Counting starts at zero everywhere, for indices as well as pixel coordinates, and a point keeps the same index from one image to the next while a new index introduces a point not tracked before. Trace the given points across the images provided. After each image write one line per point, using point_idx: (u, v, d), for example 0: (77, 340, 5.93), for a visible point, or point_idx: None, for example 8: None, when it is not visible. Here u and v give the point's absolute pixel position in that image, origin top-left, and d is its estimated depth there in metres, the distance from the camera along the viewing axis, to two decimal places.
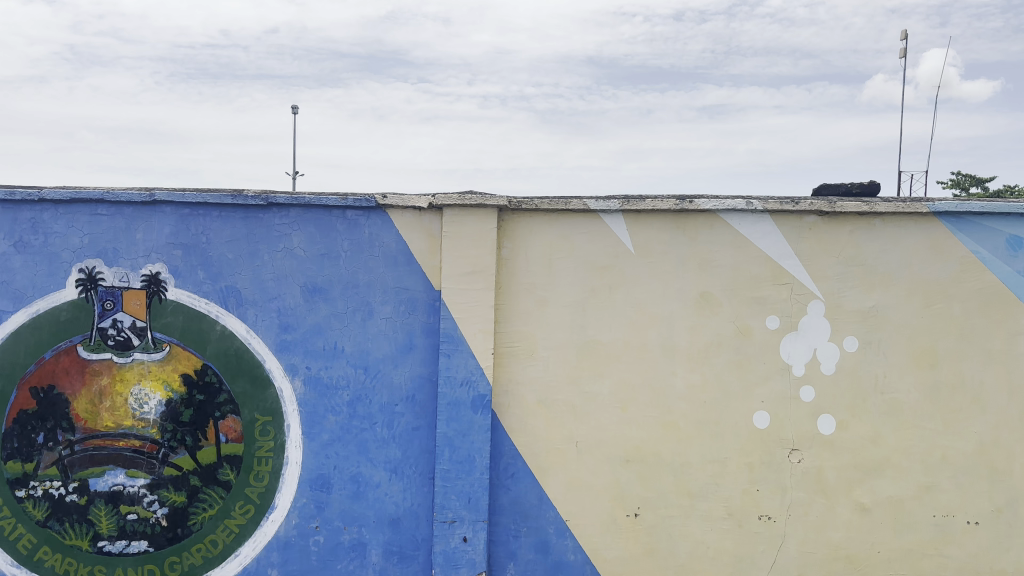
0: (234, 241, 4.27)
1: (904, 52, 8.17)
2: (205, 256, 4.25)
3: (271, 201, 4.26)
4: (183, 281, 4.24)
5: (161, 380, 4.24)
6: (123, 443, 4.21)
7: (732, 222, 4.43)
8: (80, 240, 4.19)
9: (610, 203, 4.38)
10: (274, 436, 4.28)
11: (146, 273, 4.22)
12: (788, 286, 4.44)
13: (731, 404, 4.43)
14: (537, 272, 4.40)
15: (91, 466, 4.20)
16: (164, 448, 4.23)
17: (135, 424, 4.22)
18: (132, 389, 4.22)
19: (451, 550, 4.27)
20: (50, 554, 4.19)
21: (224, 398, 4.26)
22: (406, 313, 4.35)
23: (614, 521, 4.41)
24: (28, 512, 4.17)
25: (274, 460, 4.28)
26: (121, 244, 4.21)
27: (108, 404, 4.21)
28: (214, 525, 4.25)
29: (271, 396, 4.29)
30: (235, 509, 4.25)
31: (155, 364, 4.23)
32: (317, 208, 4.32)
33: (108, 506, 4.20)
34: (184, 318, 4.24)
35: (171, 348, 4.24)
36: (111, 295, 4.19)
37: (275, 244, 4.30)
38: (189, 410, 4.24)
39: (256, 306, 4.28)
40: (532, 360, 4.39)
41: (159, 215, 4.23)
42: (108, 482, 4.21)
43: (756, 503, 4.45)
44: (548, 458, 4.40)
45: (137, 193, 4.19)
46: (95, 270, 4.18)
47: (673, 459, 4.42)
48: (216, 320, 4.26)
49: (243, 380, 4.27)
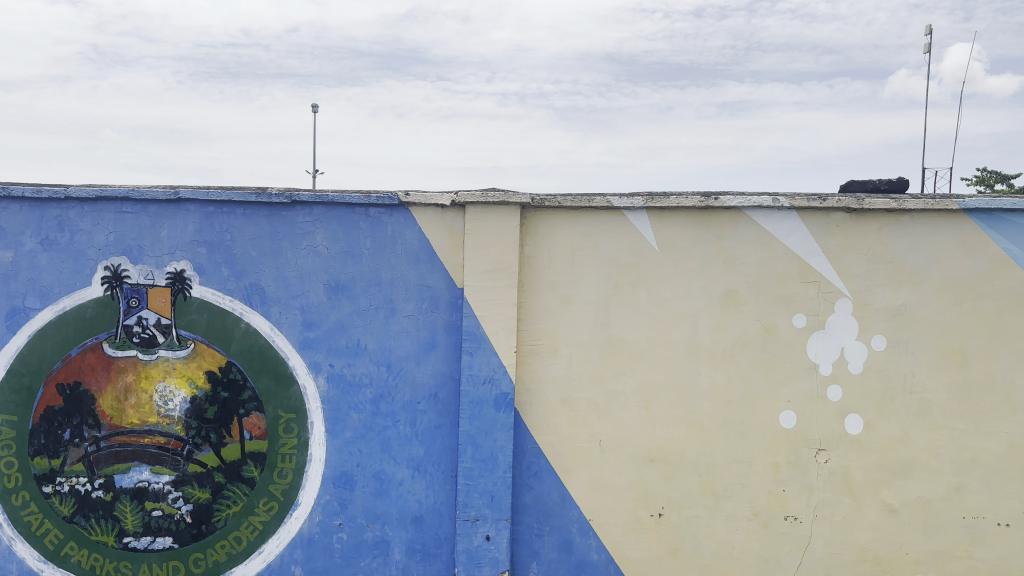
0: (258, 238, 4.28)
1: (930, 47, 8.05)
2: (229, 254, 4.26)
3: (295, 198, 4.26)
4: (208, 279, 4.25)
5: (185, 377, 4.25)
6: (148, 439, 4.24)
7: (758, 219, 4.38)
8: (105, 238, 4.22)
9: (634, 200, 4.34)
10: (298, 433, 4.29)
11: (171, 271, 4.23)
12: (815, 284, 4.38)
13: (757, 404, 4.38)
14: (560, 270, 4.37)
15: (116, 463, 4.22)
16: (189, 445, 4.24)
17: (160, 420, 4.24)
18: (157, 386, 4.24)
19: (474, 549, 4.26)
20: (76, 549, 4.22)
21: (249, 395, 4.27)
22: (429, 311, 4.34)
23: (638, 521, 4.38)
24: (54, 508, 4.20)
25: (297, 458, 4.28)
26: (146, 242, 4.23)
27: (134, 401, 4.23)
28: (238, 522, 4.26)
29: (295, 393, 4.29)
30: (259, 506, 4.26)
31: (180, 361, 4.25)
32: (340, 206, 4.32)
33: (133, 502, 4.22)
34: (208, 315, 4.25)
35: (196, 345, 4.25)
36: (136, 293, 4.21)
37: (298, 242, 4.30)
38: (213, 407, 4.25)
39: (280, 304, 4.29)
40: (554, 358, 4.36)
41: (184, 213, 4.24)
42: (134, 478, 4.23)
43: (782, 503, 4.39)
44: (571, 457, 4.37)
45: (161, 190, 4.21)
46: (120, 267, 4.21)
47: (698, 458, 4.38)
48: (240, 317, 4.27)
49: (267, 377, 4.28)
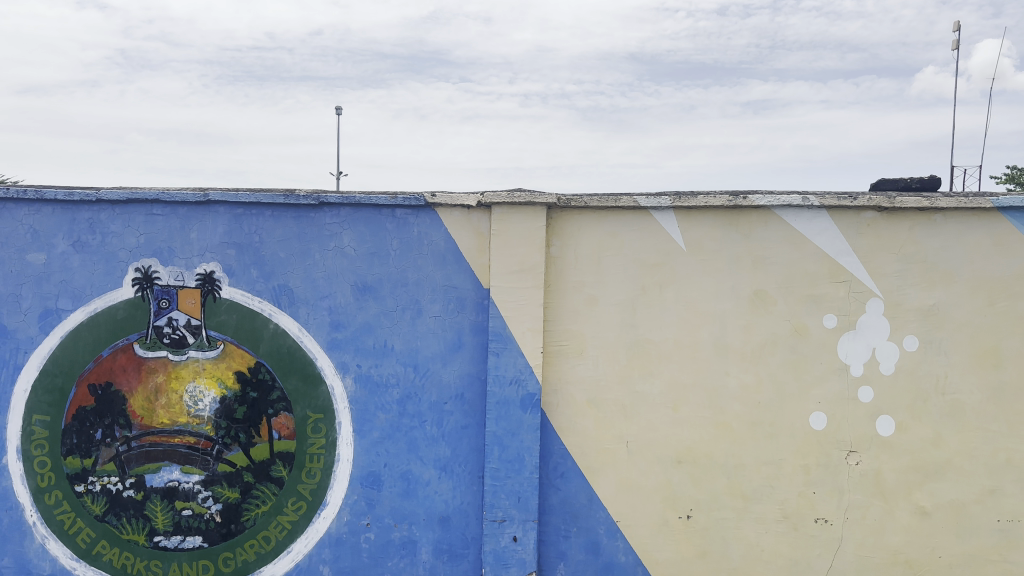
0: (286, 240, 4.31)
1: (958, 44, 7.95)
2: (258, 255, 4.30)
3: (323, 200, 4.29)
4: (237, 280, 4.29)
5: (215, 377, 4.29)
6: (178, 439, 4.27)
7: (787, 218, 4.34)
8: (136, 240, 4.26)
9: (661, 200, 4.31)
10: (326, 433, 4.31)
11: (200, 272, 4.27)
12: (846, 284, 4.33)
13: (786, 405, 4.33)
14: (586, 270, 4.36)
15: (147, 463, 4.27)
16: (218, 445, 4.28)
17: (190, 421, 4.28)
18: (187, 387, 4.28)
19: (501, 550, 4.25)
20: (108, 548, 4.26)
21: (277, 395, 4.30)
22: (455, 312, 4.34)
23: (666, 523, 4.35)
24: (86, 507, 4.25)
25: (325, 458, 4.30)
26: (176, 244, 4.27)
27: (164, 401, 4.27)
28: (267, 522, 4.29)
29: (323, 393, 4.31)
30: (288, 506, 4.28)
31: (210, 362, 4.29)
32: (366, 208, 4.34)
33: (163, 502, 4.26)
34: (237, 316, 4.29)
35: (225, 346, 4.29)
36: (166, 294, 4.26)
37: (326, 244, 4.32)
38: (242, 407, 4.29)
39: (308, 305, 4.31)
40: (581, 359, 4.35)
41: (213, 215, 4.28)
42: (164, 478, 4.27)
43: (812, 505, 4.35)
44: (598, 458, 4.35)
45: (191, 193, 4.24)
46: (150, 269, 4.25)
47: (727, 460, 4.34)
48: (269, 318, 4.30)
49: (295, 377, 4.30)
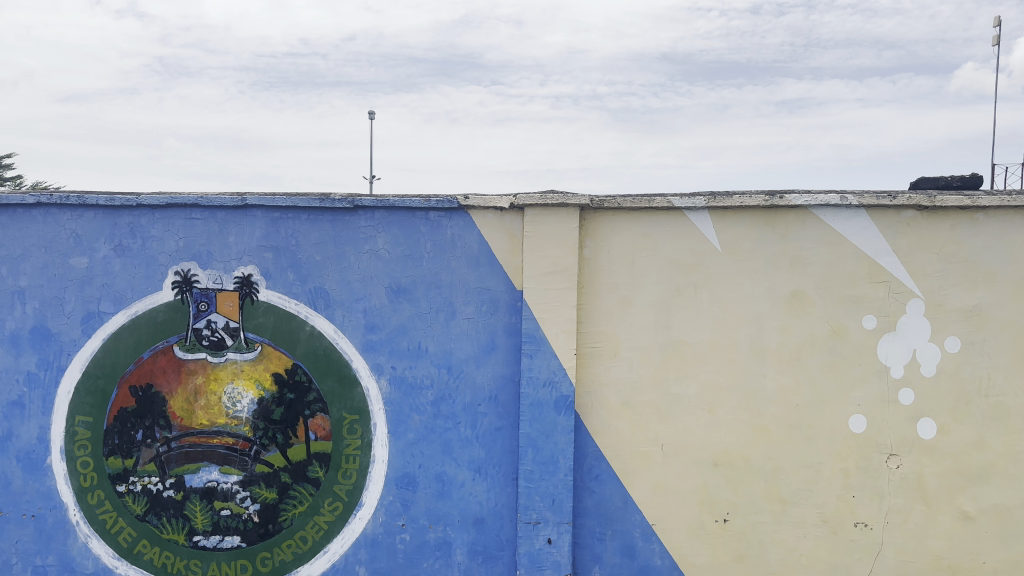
0: (322, 243, 4.35)
1: (999, 39, 7.75)
2: (294, 258, 4.34)
3: (357, 203, 4.32)
4: (274, 283, 4.34)
5: (253, 379, 4.34)
6: (217, 440, 4.34)
7: (825, 218, 4.28)
8: (175, 244, 4.33)
9: (695, 200, 4.28)
10: (361, 434, 4.34)
11: (239, 275, 4.33)
12: (885, 284, 4.27)
13: (824, 408, 4.27)
14: (620, 271, 4.33)
15: (186, 463, 4.33)
16: (256, 445, 4.33)
17: (228, 422, 4.34)
18: (226, 388, 4.34)
19: (536, 552, 4.24)
20: (149, 547, 4.33)
21: (314, 396, 4.34)
22: (488, 313, 4.35)
23: (702, 526, 4.31)
24: (128, 506, 4.32)
25: (361, 459, 4.33)
26: (215, 247, 4.33)
27: (203, 402, 4.33)
28: (304, 522, 4.33)
29: (358, 395, 4.35)
30: (324, 506, 4.32)
31: (248, 364, 4.34)
32: (400, 211, 4.36)
33: (203, 502, 4.33)
34: (275, 318, 4.34)
35: (263, 348, 4.34)
36: (205, 297, 4.32)
37: (360, 246, 4.35)
38: (280, 409, 4.33)
39: (343, 307, 4.35)
40: (614, 361, 4.33)
41: (250, 219, 4.34)
42: (203, 478, 4.33)
43: (852, 509, 4.28)
44: (633, 460, 4.33)
45: (229, 198, 4.31)
46: (190, 272, 4.32)
47: (764, 464, 4.29)
48: (305, 320, 4.34)
49: (331, 379, 4.34)
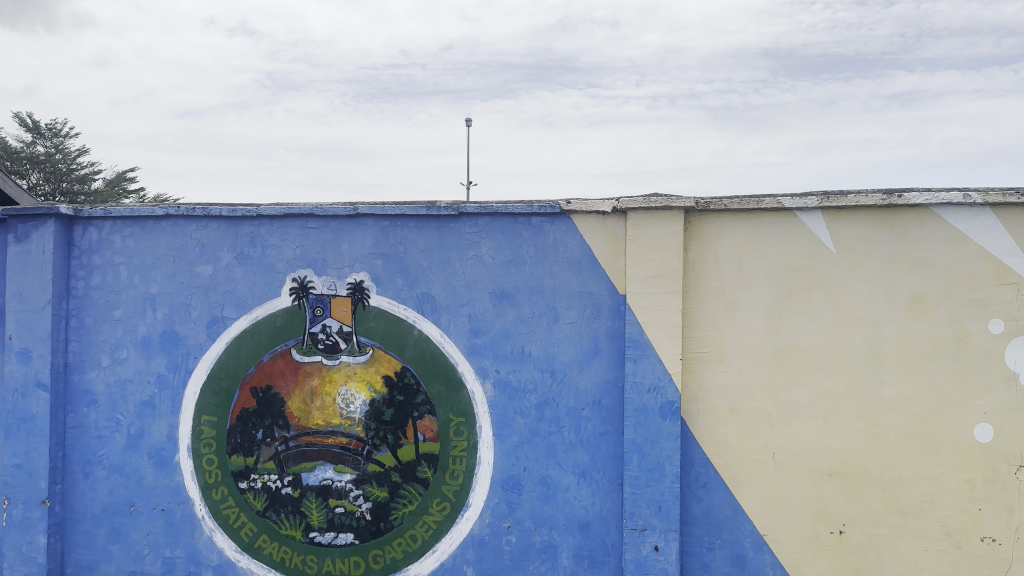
0: (428, 250, 4.47)
1: None
2: (402, 265, 4.48)
3: (461, 210, 4.41)
4: (384, 288, 4.49)
5: (365, 381, 4.51)
6: (332, 440, 4.51)
7: (946, 217, 4.07)
8: (292, 252, 4.54)
9: (806, 200, 4.15)
10: (467, 436, 4.43)
11: (351, 281, 4.50)
12: (1014, 286, 4.01)
13: (947, 416, 4.06)
14: (727, 275, 4.25)
15: (303, 461, 4.52)
16: (368, 445, 4.48)
17: (342, 422, 4.51)
18: (340, 390, 4.52)
19: (643, 558, 4.21)
20: (269, 542, 4.50)
21: (422, 398, 4.46)
22: (591, 318, 4.35)
23: (816, 537, 4.17)
24: (249, 502, 4.51)
25: (467, 460, 4.42)
26: (329, 255, 4.52)
27: (319, 403, 4.52)
28: (414, 521, 4.45)
29: (464, 397, 4.44)
30: (433, 506, 4.43)
31: (360, 366, 4.51)
32: (503, 217, 4.43)
33: (319, 499, 4.51)
34: (385, 323, 4.49)
35: (374, 351, 4.50)
36: (320, 303, 4.52)
37: (465, 252, 4.45)
38: (390, 410, 4.48)
39: (449, 312, 4.45)
40: (722, 367, 4.25)
41: (362, 228, 4.51)
42: (318, 476, 4.52)
43: (979, 523, 4.04)
44: (743, 469, 4.23)
45: (342, 207, 4.48)
46: (306, 279, 4.52)
47: (883, 474, 4.11)
48: (413, 325, 4.47)
49: (438, 382, 4.45)
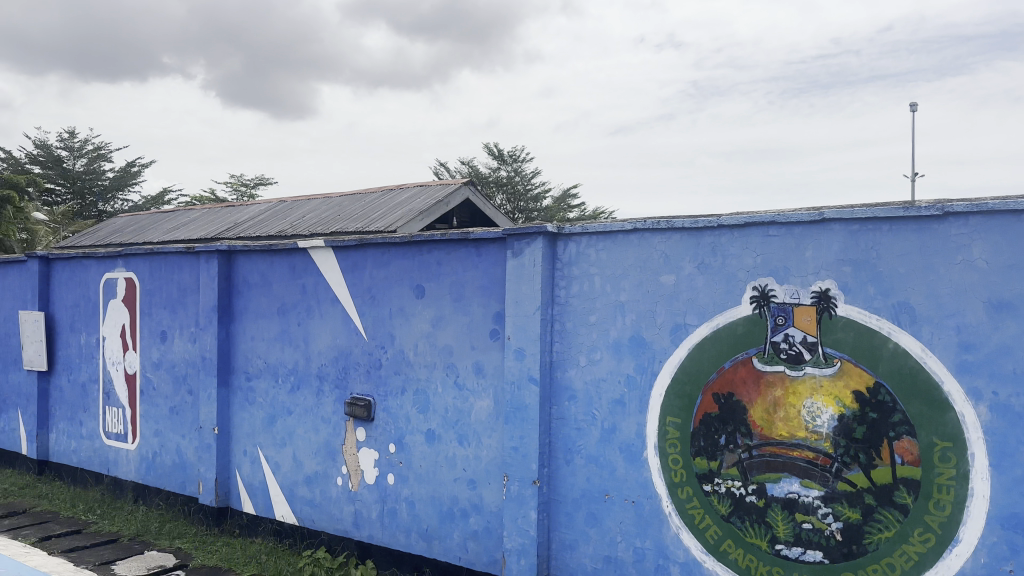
0: (907, 255, 3.61)
1: None
2: (876, 271, 3.68)
3: (948, 210, 3.50)
4: (856, 298, 3.72)
5: (833, 396, 3.80)
6: (798, 452, 3.89)
7: None
8: (753, 260, 4.00)
9: None
10: (957, 463, 3.45)
11: (817, 289, 3.83)
12: None
13: None
14: None
15: (768, 472, 3.98)
16: (838, 463, 3.77)
17: (809, 435, 3.86)
18: (805, 402, 3.88)
19: None
20: (735, 547, 4.02)
21: (899, 418, 3.61)
22: None
23: None
24: (713, 504, 4.09)
25: (956, 490, 3.45)
26: (791, 263, 3.90)
27: (783, 414, 3.94)
28: (892, 548, 3.61)
29: (951, 419, 3.47)
30: (914, 534, 3.55)
31: (827, 379, 3.82)
32: (1004, 215, 3.41)
33: (785, 512, 3.91)
34: (855, 335, 3.73)
35: (843, 364, 3.77)
36: (782, 311, 3.91)
37: (951, 257, 3.51)
38: (863, 427, 3.71)
39: (932, 323, 3.53)
40: None
41: (828, 233, 3.81)
42: (784, 488, 3.92)
43: None
44: None
45: (806, 213, 3.83)
46: (768, 288, 3.96)
47: None
48: (889, 338, 3.64)
49: (919, 401, 3.56)
